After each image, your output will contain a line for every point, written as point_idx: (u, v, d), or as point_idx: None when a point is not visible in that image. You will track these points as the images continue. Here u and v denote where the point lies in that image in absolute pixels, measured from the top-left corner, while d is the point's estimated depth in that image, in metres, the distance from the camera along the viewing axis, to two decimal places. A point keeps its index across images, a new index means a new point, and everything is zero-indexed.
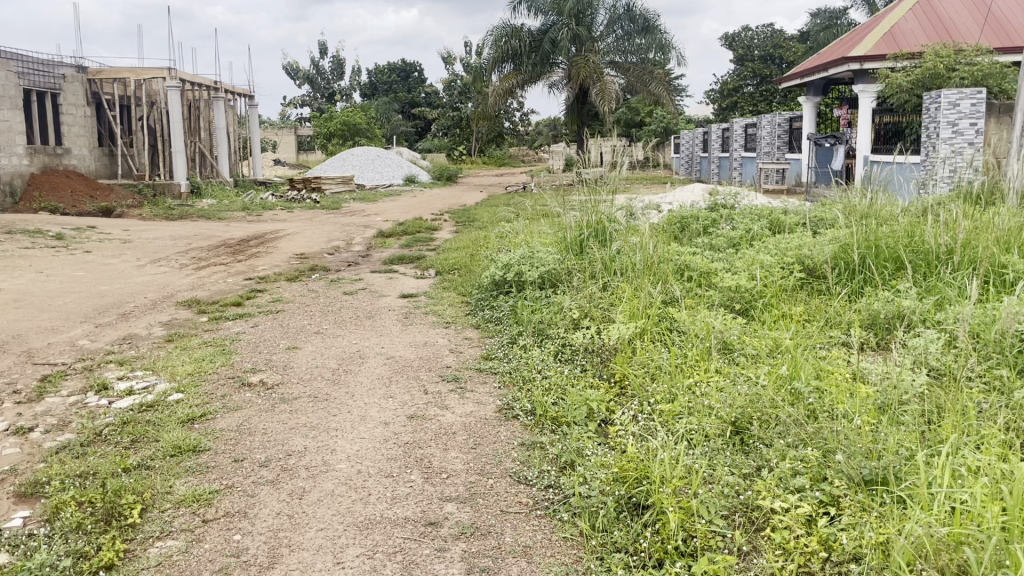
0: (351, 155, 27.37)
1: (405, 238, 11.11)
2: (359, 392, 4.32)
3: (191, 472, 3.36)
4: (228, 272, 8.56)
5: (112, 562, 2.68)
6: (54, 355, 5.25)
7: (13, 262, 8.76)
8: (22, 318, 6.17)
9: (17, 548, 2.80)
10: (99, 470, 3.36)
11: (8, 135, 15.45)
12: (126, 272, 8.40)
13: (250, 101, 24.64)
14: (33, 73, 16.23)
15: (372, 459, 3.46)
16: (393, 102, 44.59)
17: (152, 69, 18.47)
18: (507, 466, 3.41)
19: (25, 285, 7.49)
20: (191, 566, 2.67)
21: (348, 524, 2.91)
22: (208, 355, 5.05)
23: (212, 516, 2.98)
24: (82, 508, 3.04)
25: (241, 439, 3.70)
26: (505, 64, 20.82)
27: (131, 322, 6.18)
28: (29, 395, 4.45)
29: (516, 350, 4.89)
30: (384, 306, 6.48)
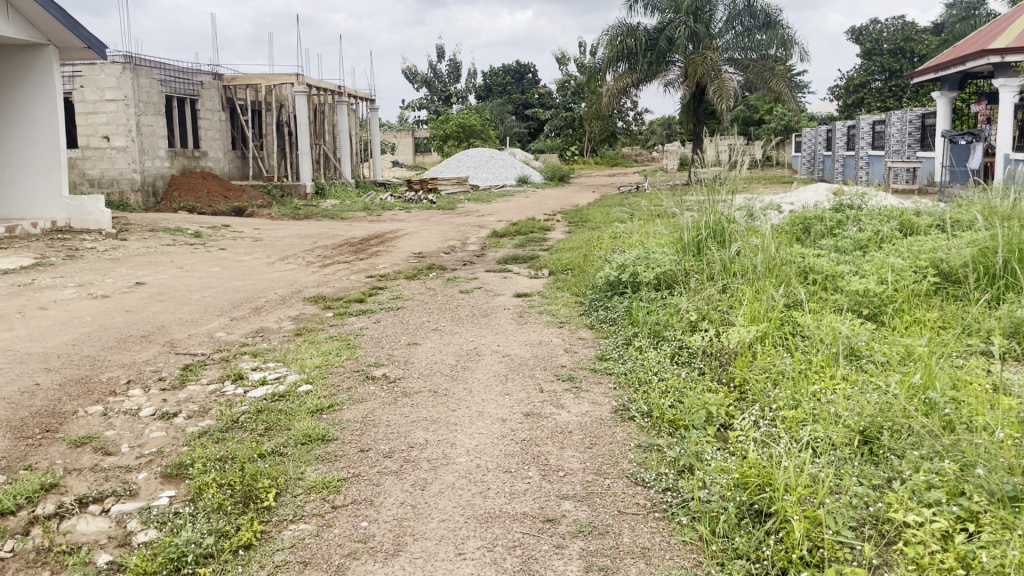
0: (466, 155, 27.86)
1: (519, 238, 11.24)
2: (477, 389, 4.40)
3: (321, 460, 3.52)
4: (351, 269, 8.89)
5: (250, 542, 2.86)
6: (194, 345, 5.61)
7: (156, 258, 9.37)
8: (166, 311, 6.61)
9: (164, 526, 3.01)
10: (237, 455, 3.57)
11: (152, 139, 16.50)
12: (256, 269, 8.85)
13: (370, 105, 25.45)
14: (175, 81, 17.27)
15: (490, 454, 3.53)
16: (507, 104, 45.11)
17: (281, 75, 19.33)
18: (624, 467, 3.41)
19: (167, 280, 8.00)
20: (322, 550, 2.79)
21: (469, 517, 2.98)
22: (334, 349, 5.28)
23: (341, 503, 3.12)
24: (221, 489, 3.24)
25: (365, 430, 3.85)
26: (620, 63, 20.69)
27: (263, 316, 6.52)
28: (173, 382, 4.78)
29: (631, 351, 4.87)
30: (500, 305, 6.58)
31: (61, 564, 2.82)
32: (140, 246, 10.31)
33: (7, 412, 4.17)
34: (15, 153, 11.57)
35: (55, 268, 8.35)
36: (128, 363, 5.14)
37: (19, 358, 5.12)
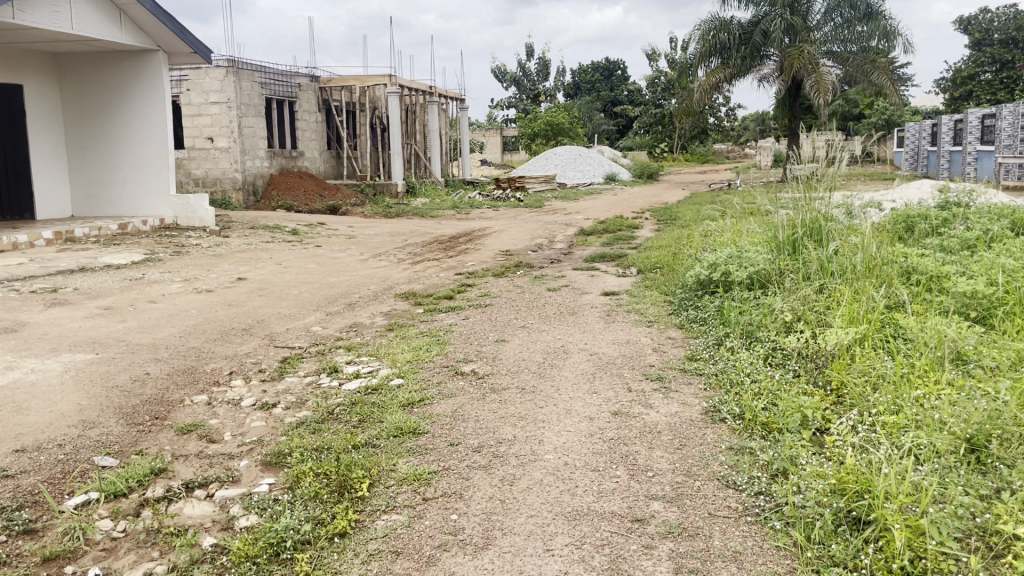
0: (554, 154, 27.87)
1: (607, 236, 11.16)
2: (564, 387, 4.41)
3: (412, 453, 3.59)
4: (440, 267, 9.02)
5: (345, 530, 2.95)
6: (292, 338, 5.81)
7: (257, 255, 9.73)
8: (266, 305, 6.87)
9: (264, 512, 3.14)
10: (332, 445, 3.69)
11: (253, 139, 17.14)
12: (349, 266, 9.09)
13: (460, 104, 25.76)
14: (275, 83, 17.89)
15: (578, 452, 3.53)
16: (596, 101, 44.91)
17: (375, 76, 19.77)
18: (716, 469, 3.36)
19: (266, 275, 8.30)
20: (413, 540, 2.86)
21: (558, 514, 2.99)
22: (424, 344, 5.38)
23: (432, 495, 3.18)
24: (318, 479, 3.36)
25: (455, 424, 3.91)
26: (712, 58, 20.37)
27: (356, 311, 6.70)
28: (272, 373, 4.97)
29: (722, 352, 4.79)
30: (587, 303, 6.56)
31: (170, 545, 2.97)
32: (241, 243, 10.73)
33: (120, 399, 4.41)
34: (127, 154, 12.15)
35: (163, 264, 8.77)
36: (231, 355, 5.37)
37: (131, 349, 5.41)
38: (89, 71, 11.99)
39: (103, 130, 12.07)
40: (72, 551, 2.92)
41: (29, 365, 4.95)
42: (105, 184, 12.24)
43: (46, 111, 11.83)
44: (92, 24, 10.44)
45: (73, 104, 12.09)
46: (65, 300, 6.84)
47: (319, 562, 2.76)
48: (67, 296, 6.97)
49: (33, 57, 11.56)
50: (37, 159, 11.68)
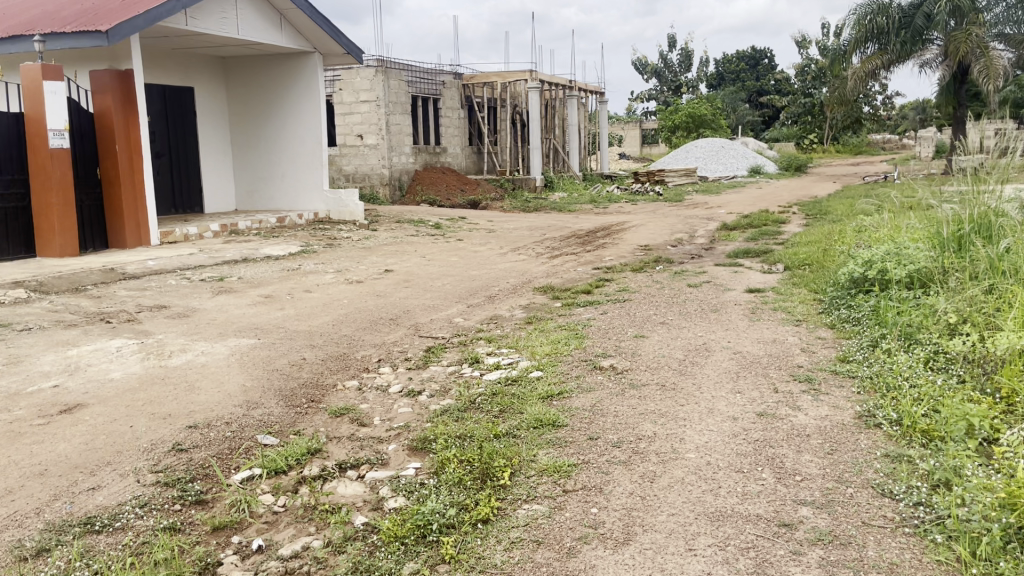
0: (695, 146, 27.28)
1: (752, 231, 10.82)
2: (707, 385, 4.32)
3: (552, 445, 3.63)
4: (579, 261, 9.03)
5: (488, 517, 3.02)
6: (436, 329, 6.00)
7: (402, 248, 10.09)
8: (411, 296, 7.11)
9: (411, 495, 3.27)
10: (475, 434, 3.78)
11: (399, 136, 17.75)
12: (490, 259, 9.26)
13: (600, 98, 25.64)
14: (420, 81, 18.45)
15: (721, 452, 3.46)
16: (741, 92, 43.52)
17: (516, 72, 19.98)
18: (870, 476, 3.20)
19: (411, 268, 8.59)
20: (554, 531, 2.89)
21: (700, 514, 2.94)
22: (563, 338, 5.41)
23: (572, 487, 3.20)
24: (461, 465, 3.46)
25: (595, 419, 3.91)
26: (868, 44, 19.36)
27: (496, 304, 6.82)
28: (417, 362, 5.15)
29: (877, 354, 4.54)
30: (730, 300, 6.40)
31: (325, 521, 3.14)
32: (388, 236, 11.15)
33: (280, 382, 4.70)
34: (286, 151, 12.86)
35: (317, 255, 9.25)
36: (379, 343, 5.60)
37: (289, 335, 5.74)
38: (252, 73, 12.80)
39: (265, 129, 12.84)
40: (239, 522, 3.14)
41: (199, 348, 5.35)
42: (265, 180, 13.02)
43: (215, 113, 12.73)
44: (255, 29, 11.13)
45: (239, 105, 12.94)
46: (231, 288, 7.34)
47: (463, 547, 2.85)
48: (231, 284, 7.49)
49: (204, 62, 12.46)
50: (206, 157, 12.58)
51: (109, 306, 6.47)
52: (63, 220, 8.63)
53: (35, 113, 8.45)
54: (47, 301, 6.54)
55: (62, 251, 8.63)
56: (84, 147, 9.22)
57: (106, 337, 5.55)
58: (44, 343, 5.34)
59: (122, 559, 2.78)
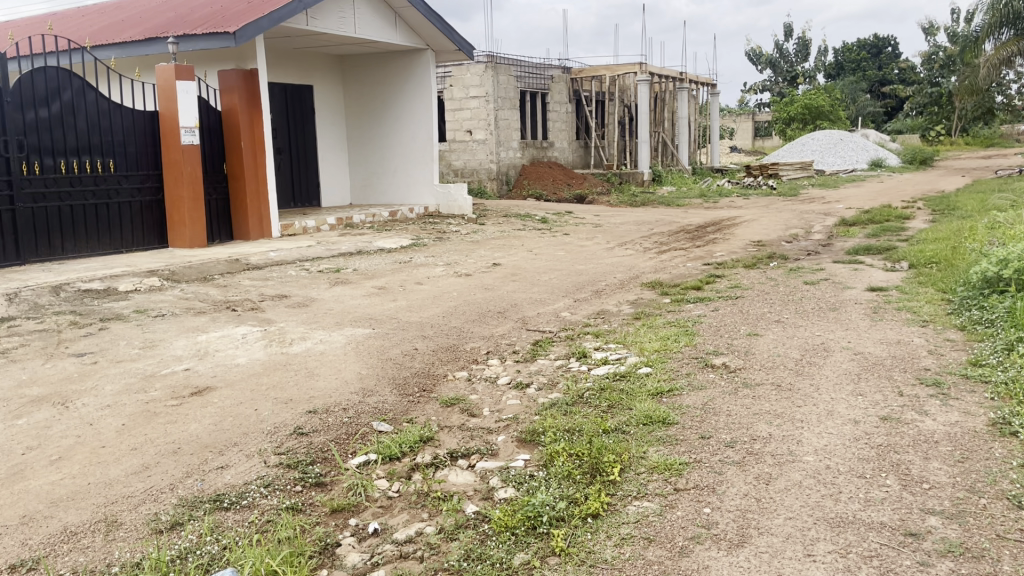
0: (811, 139, 26.33)
1: (873, 227, 10.36)
2: (825, 387, 4.17)
3: (662, 442, 3.58)
4: (688, 256, 8.88)
5: (598, 512, 3.01)
6: (543, 322, 6.03)
7: (510, 242, 10.17)
8: (519, 290, 7.16)
9: (521, 486, 3.29)
10: (584, 429, 3.78)
11: (508, 131, 17.88)
12: (597, 254, 9.21)
13: (712, 90, 25.09)
14: (529, 76, 18.55)
15: (841, 456, 3.33)
16: (862, 81, 41.67)
17: (625, 65, 19.79)
18: (1005, 488, 3.01)
19: (519, 262, 8.64)
20: (666, 529, 2.85)
21: (819, 519, 2.85)
22: (672, 335, 5.31)
23: (684, 486, 3.15)
24: (570, 459, 3.46)
25: (707, 417, 3.83)
26: (1004, 29, 18.05)
27: (604, 299, 6.79)
28: (525, 355, 5.18)
29: (1014, 358, 4.26)
30: (850, 298, 6.15)
31: (437, 508, 3.21)
32: (496, 230, 11.26)
33: (394, 371, 4.84)
34: (398, 146, 13.17)
35: (428, 249, 9.43)
36: (487, 336, 5.67)
37: (401, 326, 5.89)
38: (367, 70, 13.16)
39: (379, 126, 13.20)
40: (356, 505, 3.25)
41: (318, 336, 5.56)
42: (379, 175, 13.37)
43: (332, 109, 13.15)
44: (371, 27, 11.43)
45: (355, 101, 13.33)
46: (346, 279, 7.59)
47: (573, 540, 2.85)
48: (347, 276, 7.73)
49: (322, 62, 12.89)
50: (324, 152, 13.02)
51: (235, 295, 6.80)
52: (193, 213, 9.14)
53: (168, 112, 8.96)
54: (178, 289, 6.93)
55: (192, 242, 9.14)
56: (212, 143, 9.72)
57: (232, 324, 5.83)
58: (177, 328, 5.67)
59: (249, 536, 2.93)
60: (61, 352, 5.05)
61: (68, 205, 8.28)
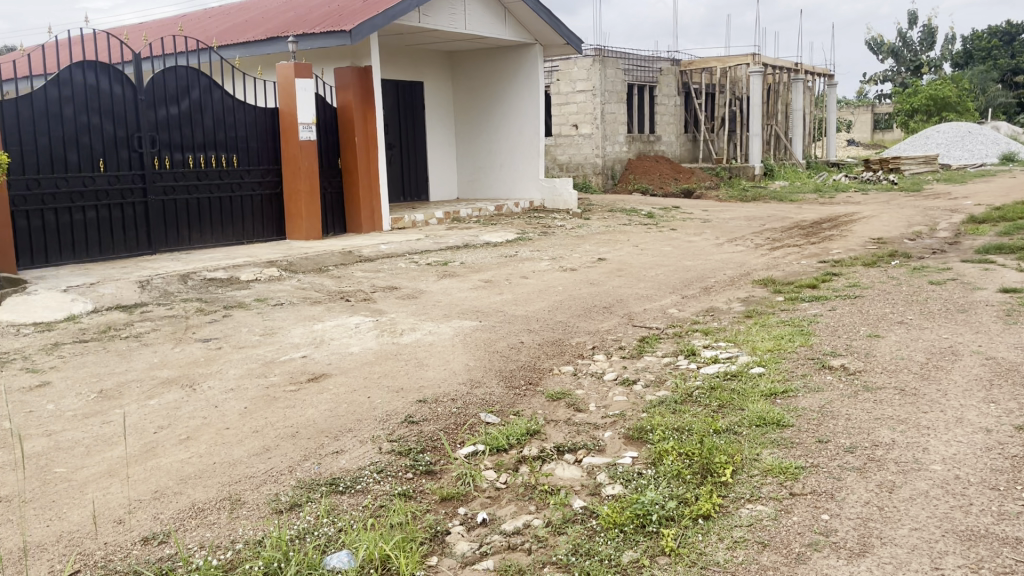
0: (936, 131, 24.96)
1: (1006, 225, 9.73)
2: (954, 392, 3.94)
3: (777, 444, 3.46)
4: (802, 253, 8.58)
5: (709, 513, 2.94)
6: (650, 319, 5.95)
7: (615, 237, 10.08)
8: (625, 285, 7.09)
9: (629, 483, 3.26)
10: (694, 428, 3.70)
11: (614, 125, 17.72)
12: (706, 250, 9.03)
13: (829, 81, 24.15)
14: (637, 69, 18.35)
15: (971, 467, 3.14)
16: (993, 70, 39.19)
17: (737, 57, 19.29)
18: None
19: (625, 257, 8.56)
20: (781, 534, 2.76)
21: (948, 531, 2.70)
22: (786, 335, 5.14)
23: (800, 491, 3.04)
24: (680, 458, 3.40)
25: (824, 421, 3.69)
26: None
27: (713, 296, 6.64)
28: (631, 351, 5.13)
29: None
30: (980, 300, 5.79)
31: (545, 502, 3.22)
32: (601, 225, 11.19)
33: (500, 363, 4.87)
34: (505, 141, 13.26)
35: (533, 243, 9.46)
36: (594, 331, 5.64)
37: (507, 319, 5.93)
38: (477, 66, 13.30)
39: (487, 121, 13.33)
40: (464, 495, 3.30)
41: (427, 327, 5.66)
42: (486, 169, 13.50)
43: (442, 105, 13.38)
44: (481, 22, 11.54)
45: (464, 97, 13.51)
46: (454, 272, 7.70)
47: (683, 541, 2.80)
48: (454, 269, 7.84)
49: (433, 58, 13.12)
50: (432, 147, 13.26)
51: (348, 286, 7.01)
52: (309, 206, 9.47)
53: (288, 108, 9.31)
54: (295, 279, 7.19)
55: (308, 234, 9.48)
56: (328, 138, 10.05)
57: (345, 314, 6.02)
58: (294, 317, 5.90)
59: (363, 520, 3.01)
60: (189, 338, 5.33)
61: (195, 198, 8.75)
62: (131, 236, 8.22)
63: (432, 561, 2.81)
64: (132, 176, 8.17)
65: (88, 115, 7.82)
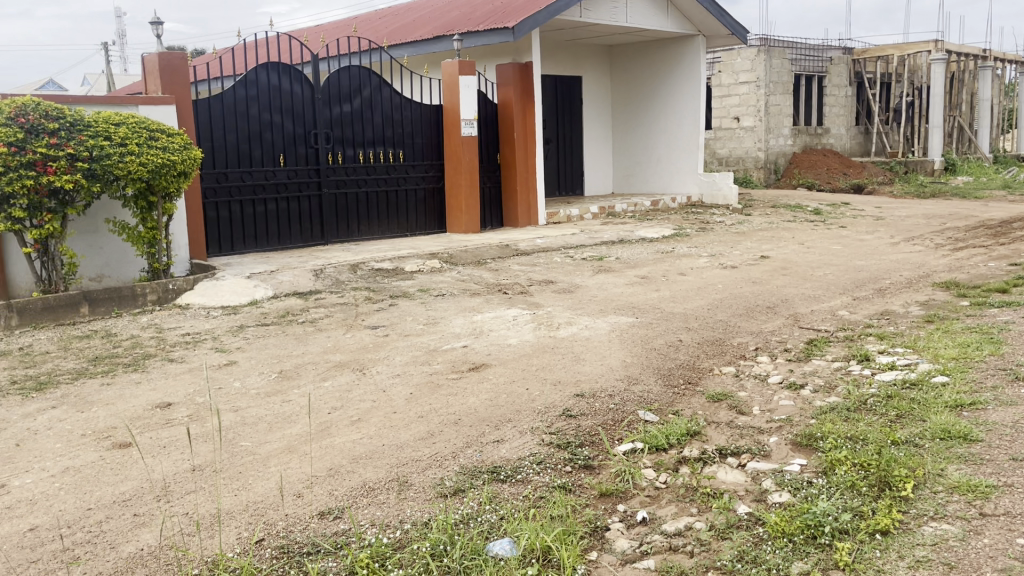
0: None
1: None
2: None
3: (964, 460, 3.21)
4: (990, 255, 7.91)
5: (887, 528, 2.77)
6: (818, 321, 5.67)
7: (778, 234, 9.68)
8: (791, 285, 6.80)
9: (798, 492, 3.12)
10: (869, 438, 3.49)
11: (779, 117, 17.00)
12: (879, 249, 8.50)
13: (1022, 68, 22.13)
14: (805, 59, 17.58)
15: None
16: None
17: (917, 43, 18.05)
18: None
19: (790, 255, 8.21)
20: (970, 556, 2.56)
21: None
22: (973, 342, 4.75)
23: (991, 511, 2.80)
24: (854, 469, 3.22)
25: (1019, 437, 3.38)
26: None
27: (889, 298, 6.24)
28: (798, 354, 4.91)
29: None
30: None
31: (707, 505, 3.13)
32: (764, 221, 10.78)
33: (659, 361, 4.80)
34: (663, 135, 13.04)
35: (691, 239, 9.25)
36: (756, 331, 5.45)
37: (666, 316, 5.84)
38: (637, 59, 13.16)
39: (645, 115, 13.15)
40: (624, 492, 3.27)
41: (584, 322, 5.66)
42: (642, 164, 13.33)
43: (599, 99, 13.34)
44: (643, 15, 11.39)
45: (622, 91, 13.40)
46: (610, 267, 7.66)
47: (859, 556, 2.65)
48: (610, 264, 7.81)
49: (592, 52, 13.11)
50: (589, 142, 13.24)
51: (506, 278, 7.13)
52: (469, 200, 9.70)
53: (451, 105, 9.57)
54: (455, 271, 7.39)
55: (467, 227, 9.72)
56: (488, 134, 10.24)
57: (503, 306, 6.13)
58: (455, 307, 6.06)
59: (524, 509, 3.05)
60: (358, 324, 5.60)
61: (364, 192, 9.17)
62: (306, 226, 8.74)
63: (592, 556, 2.81)
64: (308, 171, 8.67)
65: (271, 113, 8.35)
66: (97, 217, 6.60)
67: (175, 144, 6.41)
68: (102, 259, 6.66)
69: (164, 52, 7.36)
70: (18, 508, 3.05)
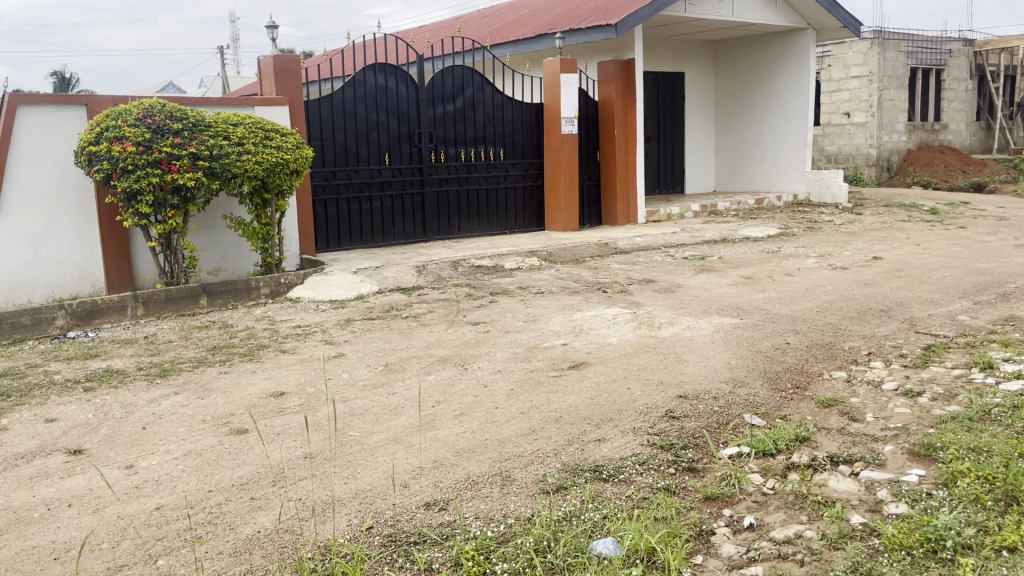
0: None
1: None
2: None
3: None
4: None
5: (1016, 545, 2.62)
6: (936, 325, 5.41)
7: (892, 234, 9.28)
8: (906, 287, 6.51)
9: (916, 504, 2.98)
10: (994, 450, 3.31)
11: (893, 113, 16.29)
12: (1003, 251, 8.03)
13: None
14: (922, 52, 16.81)
15: None
16: None
17: None
18: None
19: (904, 256, 7.86)
20: None
21: None
22: None
23: None
24: (978, 482, 3.06)
25: None
26: None
27: (1014, 303, 5.90)
28: (915, 360, 4.69)
29: None
30: None
31: (818, 513, 3.04)
32: (876, 221, 10.35)
33: (765, 364, 4.68)
34: (769, 132, 12.69)
35: (798, 239, 8.97)
36: (869, 335, 5.24)
37: (773, 318, 5.68)
38: (742, 56, 12.87)
39: (750, 111, 12.84)
40: (730, 496, 3.20)
41: (686, 322, 5.58)
42: (746, 162, 13.02)
43: (702, 96, 13.10)
44: (749, 9, 11.11)
45: (726, 87, 13.13)
46: (712, 267, 7.51)
47: (985, 572, 2.52)
48: (713, 263, 7.66)
49: (695, 48, 12.89)
50: (691, 139, 13.01)
51: (605, 277, 7.10)
52: (568, 197, 9.69)
53: (552, 103, 9.58)
54: (554, 269, 7.40)
55: (566, 225, 9.73)
56: (588, 132, 10.21)
57: (603, 305, 6.10)
58: (555, 305, 6.07)
59: (627, 509, 3.03)
60: (460, 320, 5.68)
61: (465, 190, 9.29)
62: (409, 224, 8.92)
63: (698, 559, 2.77)
64: (411, 169, 8.85)
65: (377, 113, 8.56)
66: (214, 213, 6.93)
67: (287, 143, 6.64)
68: (219, 254, 6.98)
69: (279, 54, 7.63)
70: (145, 488, 3.23)
